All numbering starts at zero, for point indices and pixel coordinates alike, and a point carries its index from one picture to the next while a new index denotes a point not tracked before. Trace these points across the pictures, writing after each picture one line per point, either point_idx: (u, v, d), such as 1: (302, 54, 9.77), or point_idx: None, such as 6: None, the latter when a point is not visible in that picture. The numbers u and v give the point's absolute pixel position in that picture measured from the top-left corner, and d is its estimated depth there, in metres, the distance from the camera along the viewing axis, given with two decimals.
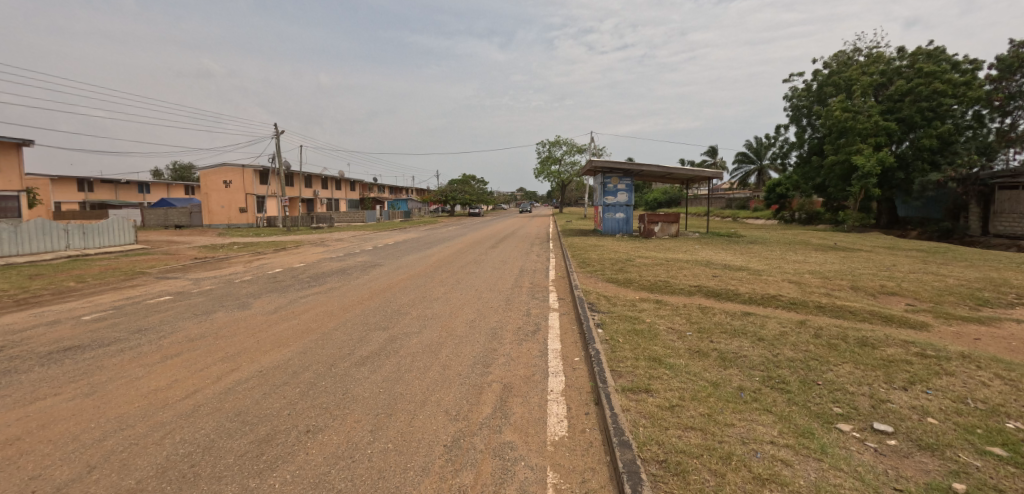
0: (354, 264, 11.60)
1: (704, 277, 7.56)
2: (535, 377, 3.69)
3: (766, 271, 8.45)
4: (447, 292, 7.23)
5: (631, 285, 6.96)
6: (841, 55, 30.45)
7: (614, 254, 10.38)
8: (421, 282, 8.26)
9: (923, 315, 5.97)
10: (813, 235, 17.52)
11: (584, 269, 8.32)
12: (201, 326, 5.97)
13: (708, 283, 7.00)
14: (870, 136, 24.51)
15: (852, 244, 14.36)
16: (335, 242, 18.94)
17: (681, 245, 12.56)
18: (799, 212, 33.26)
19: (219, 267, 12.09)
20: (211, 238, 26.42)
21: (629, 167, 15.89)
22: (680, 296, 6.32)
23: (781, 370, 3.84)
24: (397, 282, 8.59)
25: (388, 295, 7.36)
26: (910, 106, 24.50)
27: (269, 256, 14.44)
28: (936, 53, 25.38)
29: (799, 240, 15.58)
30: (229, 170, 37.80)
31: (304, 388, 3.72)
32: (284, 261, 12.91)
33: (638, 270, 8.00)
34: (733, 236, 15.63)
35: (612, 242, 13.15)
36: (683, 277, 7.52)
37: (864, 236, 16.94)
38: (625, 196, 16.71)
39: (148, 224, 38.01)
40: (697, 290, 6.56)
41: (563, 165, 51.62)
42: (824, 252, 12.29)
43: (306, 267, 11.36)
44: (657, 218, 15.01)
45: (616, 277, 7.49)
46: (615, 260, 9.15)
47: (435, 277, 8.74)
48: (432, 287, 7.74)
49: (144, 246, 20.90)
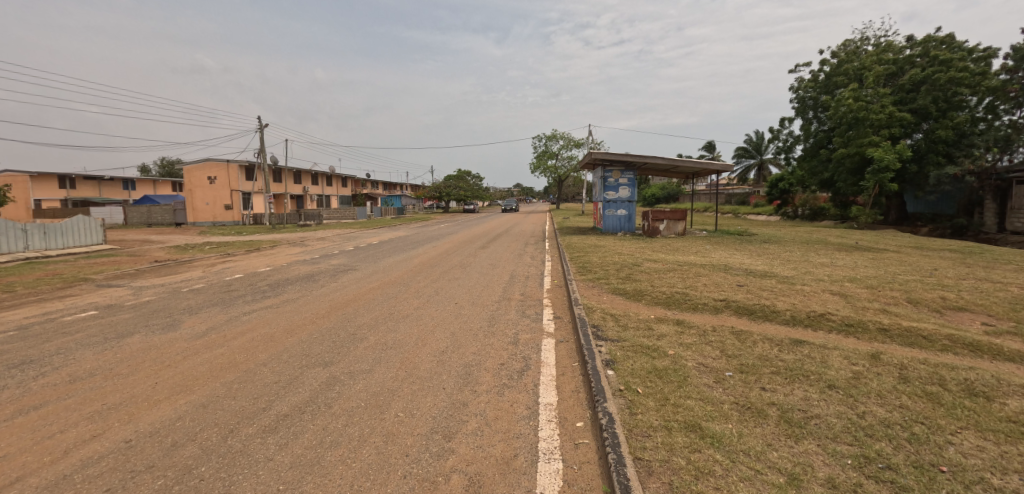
0: (326, 268, 10.26)
1: (729, 287, 6.32)
2: (518, 463, 2.44)
3: (797, 279, 7.22)
4: (420, 308, 5.94)
5: (642, 299, 5.70)
6: (848, 44, 29.18)
7: (619, 257, 9.09)
8: (394, 293, 7.01)
9: (1012, 340, 4.71)
10: (827, 232, 16.39)
11: (585, 277, 7.02)
12: (100, 358, 4.67)
13: (736, 296, 5.76)
14: (883, 128, 23.36)
15: (874, 243, 13.21)
16: (316, 241, 17.66)
17: (691, 246, 11.36)
18: (804, 207, 32.19)
19: (174, 272, 10.75)
20: (190, 236, 25.10)
21: (633, 159, 14.58)
22: (706, 314, 5.09)
23: (882, 447, 2.62)
24: (367, 292, 7.33)
25: (349, 311, 6.06)
26: (924, 96, 23.23)
27: (237, 258, 13.06)
28: (948, 41, 24.19)
29: (815, 238, 14.42)
30: (214, 166, 36.35)
31: (170, 481, 2.47)
32: (249, 264, 11.54)
33: (648, 278, 6.75)
34: (744, 235, 14.46)
35: (614, 242, 11.95)
36: (704, 287, 6.29)
37: (883, 235, 15.78)
38: (627, 192, 15.44)
39: (129, 222, 36.55)
40: (727, 307, 5.32)
41: (560, 159, 50.28)
42: (850, 253, 11.08)
43: (270, 272, 10.01)
44: (662, 215, 13.75)
45: (623, 287, 6.24)
46: (620, 265, 7.88)
47: (411, 286, 7.47)
48: (405, 299, 6.49)
49: (113, 246, 19.55)
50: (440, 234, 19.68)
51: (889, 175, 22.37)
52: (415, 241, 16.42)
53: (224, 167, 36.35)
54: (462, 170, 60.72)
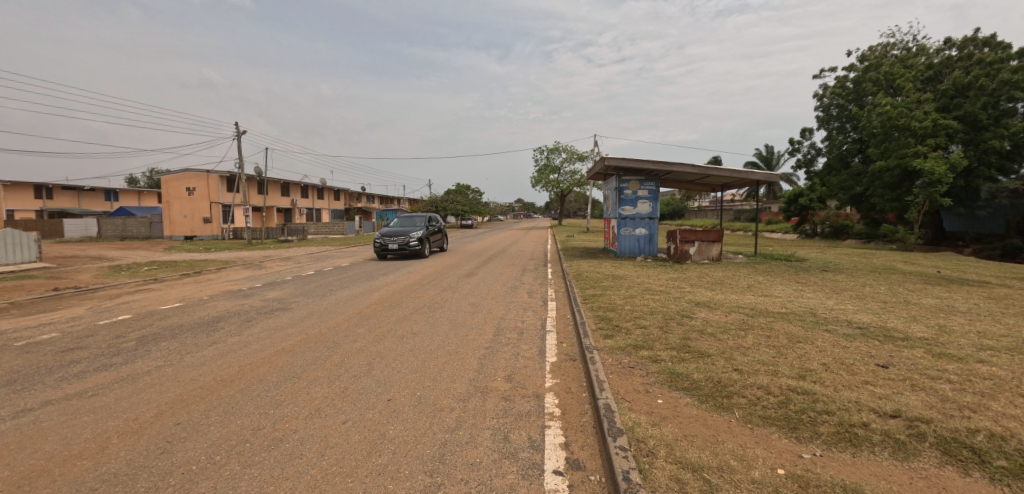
0: (250, 307, 7.50)
1: (871, 373, 3.61)
2: None
3: (955, 349, 4.45)
4: (316, 414, 3.22)
5: (738, 413, 2.92)
6: (875, 48, 26.40)
7: (653, 300, 6.27)
8: (304, 366, 4.31)
9: None
10: (885, 257, 13.74)
11: (612, 344, 4.28)
12: None
13: (914, 408, 2.99)
14: (928, 137, 20.62)
15: (962, 273, 10.58)
16: (277, 262, 15.01)
17: (740, 278, 8.67)
18: (823, 225, 29.57)
19: (52, 308, 8.02)
20: (152, 252, 22.55)
21: (654, 168, 12.02)
22: (896, 469, 2.37)
23: None
24: (266, 360, 4.59)
25: (189, 419, 3.31)
26: (973, 102, 20.37)
27: (159, 286, 10.27)
28: (990, 42, 21.76)
29: (882, 264, 11.74)
30: (193, 177, 34.00)
31: None
32: (160, 297, 8.78)
33: (722, 348, 3.99)
34: (793, 260, 11.84)
35: (638, 271, 9.27)
36: (832, 372, 3.54)
37: (955, 260, 13.17)
38: (647, 206, 12.85)
39: (102, 235, 34.10)
40: (924, 443, 2.61)
41: (563, 174, 47.86)
42: (950, 288, 8.46)
43: (170, 313, 7.28)
44: (693, 235, 11.09)
45: (686, 375, 3.48)
46: (661, 318, 5.10)
47: (337, 353, 4.69)
48: (305, 388, 3.73)
49: (51, 265, 16.88)
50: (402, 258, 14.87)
51: (942, 190, 19.56)
52: (390, 263, 13.56)
53: (203, 178, 34.00)
54: (462, 184, 58.57)
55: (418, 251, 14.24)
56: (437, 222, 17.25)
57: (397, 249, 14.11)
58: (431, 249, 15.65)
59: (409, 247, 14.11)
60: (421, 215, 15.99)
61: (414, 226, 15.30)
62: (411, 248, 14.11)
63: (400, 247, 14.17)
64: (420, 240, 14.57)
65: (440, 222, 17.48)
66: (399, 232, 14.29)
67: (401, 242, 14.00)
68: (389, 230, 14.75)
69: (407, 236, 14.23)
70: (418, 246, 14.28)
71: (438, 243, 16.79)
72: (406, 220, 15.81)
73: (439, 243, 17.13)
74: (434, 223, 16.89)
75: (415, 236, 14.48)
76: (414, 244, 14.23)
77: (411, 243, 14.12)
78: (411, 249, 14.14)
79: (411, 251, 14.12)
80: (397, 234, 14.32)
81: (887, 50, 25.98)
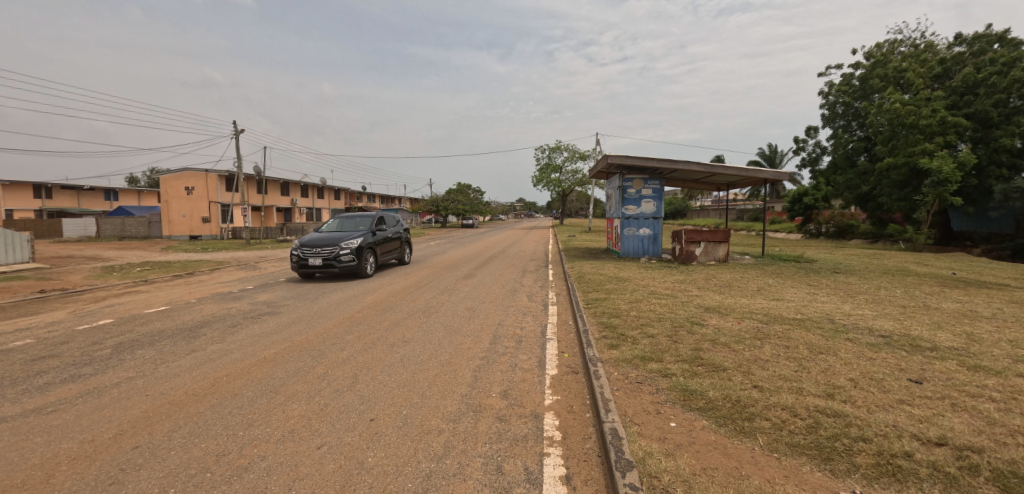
0: (236, 311, 7.16)
1: (905, 390, 3.27)
2: None
3: (991, 362, 4.09)
4: (291, 437, 2.89)
5: (761, 440, 2.58)
6: (883, 44, 25.93)
7: (660, 305, 5.92)
8: (284, 379, 3.97)
9: None
10: (895, 258, 13.38)
11: (618, 356, 3.93)
12: None
13: (964, 437, 2.62)
14: (937, 135, 20.19)
15: (977, 274, 10.23)
16: (273, 263, 14.71)
17: (749, 281, 8.32)
18: (828, 225, 29.05)
19: (33, 312, 7.71)
20: (149, 252, 22.30)
21: (658, 166, 11.67)
22: None
23: None
24: (244, 371, 4.26)
25: (151, 442, 2.99)
26: (983, 99, 19.97)
27: (148, 288, 9.96)
28: (1003, 37, 21.28)
29: (894, 266, 11.38)
30: (191, 176, 33.71)
31: None
32: (147, 300, 8.48)
33: (738, 361, 3.65)
34: (802, 261, 11.49)
35: (642, 273, 8.93)
36: (863, 391, 3.20)
37: (968, 261, 12.79)
38: (652, 206, 12.48)
39: (101, 234, 33.87)
40: (979, 478, 2.26)
41: (564, 173, 47.46)
42: (970, 291, 8.10)
43: (154, 317, 6.96)
44: (698, 236, 10.74)
45: (701, 392, 3.14)
46: (669, 326, 4.75)
47: (322, 363, 4.36)
48: (282, 405, 3.40)
49: (44, 266, 16.59)
50: (336, 277, 10.49)
51: (952, 189, 19.11)
52: (336, 279, 10.22)
53: (202, 177, 33.73)
54: (463, 183, 58.25)
55: (353, 268, 9.87)
56: (394, 223, 12.77)
57: (321, 266, 9.68)
58: (378, 263, 11.11)
59: (338, 263, 9.70)
60: (366, 216, 11.51)
61: (354, 231, 10.83)
62: (343, 263, 9.70)
63: (326, 263, 9.74)
64: (357, 251, 10.14)
65: (399, 223, 12.99)
66: (326, 240, 9.88)
67: (326, 256, 9.58)
68: (312, 237, 10.28)
69: (337, 246, 9.79)
70: (353, 260, 9.90)
71: (395, 252, 12.36)
72: (342, 222, 11.31)
73: (397, 251, 12.63)
74: (389, 224, 12.43)
75: (349, 245, 9.97)
76: (346, 258, 9.84)
77: (342, 256, 9.73)
78: (342, 265, 9.75)
79: (342, 269, 9.70)
80: (320, 244, 9.84)
81: (895, 47, 25.55)
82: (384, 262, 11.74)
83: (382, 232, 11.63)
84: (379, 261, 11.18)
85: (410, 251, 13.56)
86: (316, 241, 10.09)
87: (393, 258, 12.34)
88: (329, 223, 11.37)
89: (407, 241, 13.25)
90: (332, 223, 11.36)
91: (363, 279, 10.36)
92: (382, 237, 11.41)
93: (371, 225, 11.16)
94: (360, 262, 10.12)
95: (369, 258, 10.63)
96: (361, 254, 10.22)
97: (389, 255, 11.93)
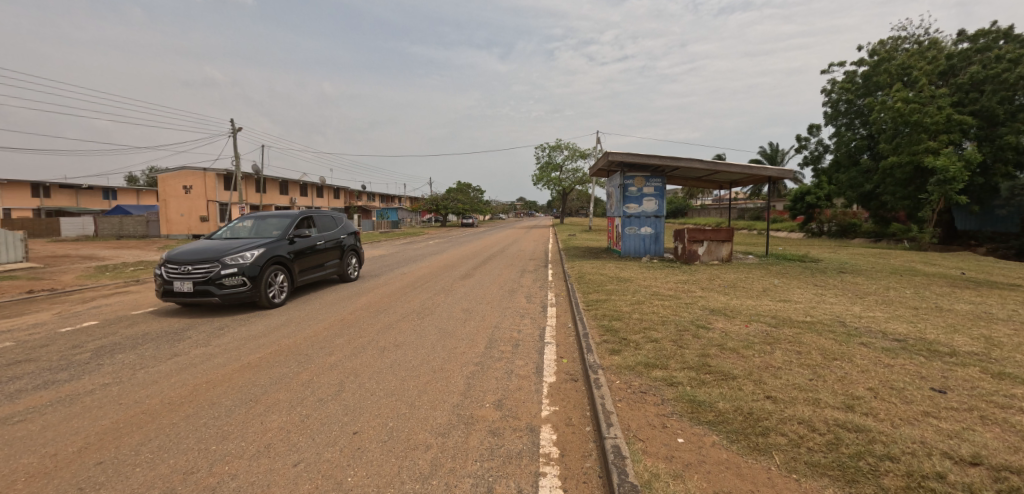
0: (224, 312, 6.93)
1: (929, 401, 3.05)
2: None
3: (1015, 368, 3.85)
4: (265, 454, 2.66)
5: (777, 460, 2.34)
6: (886, 41, 25.67)
7: (663, 307, 5.68)
8: (265, 387, 3.74)
9: None
10: (901, 257, 13.15)
11: (619, 362, 3.70)
12: None
13: (1001, 456, 2.39)
14: (942, 133, 19.94)
15: (987, 274, 10.00)
16: None
17: (754, 281, 8.08)
18: (830, 224, 28.32)
19: (18, 313, 7.49)
20: (146, 252, 22.11)
21: (660, 164, 11.42)
22: None
23: None
24: (224, 378, 4.02)
25: (115, 458, 2.76)
26: (989, 96, 19.71)
27: (139, 289, 9.72)
28: (1007, 34, 21.04)
29: (901, 266, 11.14)
30: (190, 174, 33.51)
31: None
32: (136, 300, 8.26)
33: (748, 369, 3.42)
34: (807, 261, 11.26)
35: (644, 274, 8.69)
36: (884, 402, 2.98)
37: (975, 261, 12.56)
38: (653, 204, 12.27)
39: (99, 234, 33.71)
40: None
41: (564, 172, 47.20)
42: (982, 292, 7.86)
43: (140, 318, 6.74)
44: (701, 235, 10.50)
45: (711, 404, 2.91)
46: (674, 330, 4.52)
47: (309, 368, 4.14)
48: (261, 415, 3.18)
49: (38, 266, 16.39)
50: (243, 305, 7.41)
51: (958, 188, 18.83)
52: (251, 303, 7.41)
53: (200, 176, 33.54)
54: (463, 182, 58.02)
55: (243, 297, 6.45)
56: (333, 225, 9.34)
57: (191, 292, 6.30)
58: (295, 284, 7.62)
59: (217, 289, 6.29)
60: (288, 216, 8.17)
61: (260, 238, 7.42)
62: (224, 288, 6.28)
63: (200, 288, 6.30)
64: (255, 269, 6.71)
65: (341, 224, 9.57)
66: (204, 254, 6.47)
67: (199, 278, 6.20)
68: (187, 248, 6.85)
69: (218, 263, 6.37)
70: (244, 285, 6.48)
71: (333, 265, 8.96)
72: (249, 224, 7.91)
73: (337, 264, 9.12)
74: (325, 227, 9.04)
75: (238, 261, 6.51)
76: (231, 281, 6.41)
77: (225, 277, 6.29)
78: (224, 292, 6.32)
79: (224, 298, 6.31)
80: (193, 259, 6.43)
81: (898, 44, 25.25)
82: (311, 280, 8.30)
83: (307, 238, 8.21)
84: (300, 280, 7.75)
85: (360, 261, 10.14)
86: (193, 253, 6.66)
87: (329, 275, 8.83)
88: (229, 225, 7.95)
89: (356, 247, 9.86)
90: (235, 225, 7.97)
91: (265, 310, 6.91)
92: (306, 246, 8.01)
93: (288, 229, 7.76)
94: (258, 285, 6.69)
95: (278, 278, 7.20)
96: (261, 274, 6.80)
97: (320, 269, 8.49)
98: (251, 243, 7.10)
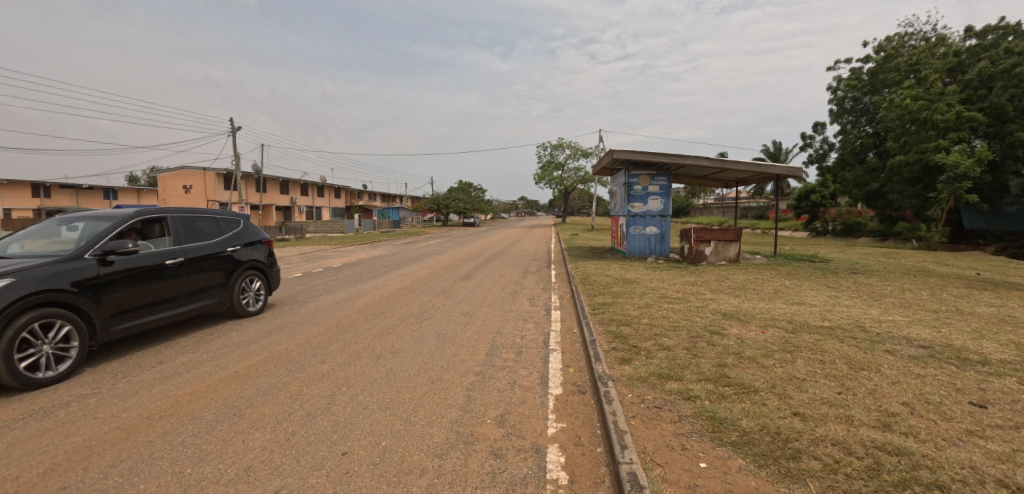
0: (217, 316, 6.70)
1: (971, 418, 2.79)
2: None
3: None
4: (241, 479, 2.42)
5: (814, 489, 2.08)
6: (893, 37, 25.33)
7: (673, 311, 5.41)
8: (251, 400, 3.50)
9: None
10: (913, 257, 12.83)
11: (631, 373, 3.44)
12: None
13: None
14: (950, 130, 19.61)
15: (1003, 275, 9.69)
16: None
17: (766, 283, 7.81)
18: (834, 223, 28.21)
19: None
20: None
21: (666, 161, 11.14)
22: None
23: None
24: (209, 389, 3.79)
25: (79, 482, 2.52)
26: (999, 92, 19.40)
27: None
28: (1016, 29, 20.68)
29: (914, 266, 10.83)
30: (189, 174, 33.32)
31: None
32: None
33: (770, 381, 3.16)
34: (817, 261, 10.98)
35: (650, 275, 8.41)
36: (922, 419, 2.72)
37: (988, 261, 12.24)
38: (659, 203, 12.00)
39: None
40: None
41: (566, 171, 46.84)
42: (1003, 294, 7.56)
43: None
44: (708, 235, 10.23)
45: (733, 422, 2.65)
46: (686, 336, 4.25)
47: (299, 378, 3.91)
48: (242, 433, 2.94)
49: None
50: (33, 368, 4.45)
51: (967, 186, 18.48)
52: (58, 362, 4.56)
53: (200, 176, 33.34)
54: (464, 181, 57.72)
55: None
56: (218, 233, 6.22)
57: None
58: (109, 335, 4.50)
59: None
60: (124, 216, 5.08)
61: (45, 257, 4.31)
62: None
63: None
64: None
65: (234, 231, 6.44)
66: None
67: None
68: None
69: None
70: None
71: (211, 293, 5.81)
72: (45, 232, 4.75)
73: (222, 294, 5.96)
74: (200, 236, 5.92)
75: None
76: None
77: None
78: None
79: None
80: None
81: (905, 40, 24.91)
82: (158, 323, 5.09)
83: (145, 254, 4.99)
84: (115, 329, 4.55)
85: (273, 284, 6.99)
86: None
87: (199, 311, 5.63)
88: (12, 235, 4.79)
89: (262, 265, 6.74)
90: (28, 231, 4.84)
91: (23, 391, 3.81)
92: (140, 268, 4.83)
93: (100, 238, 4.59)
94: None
95: (57, 328, 4.05)
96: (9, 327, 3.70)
97: (179, 301, 5.33)
98: (2, 266, 3.94)
